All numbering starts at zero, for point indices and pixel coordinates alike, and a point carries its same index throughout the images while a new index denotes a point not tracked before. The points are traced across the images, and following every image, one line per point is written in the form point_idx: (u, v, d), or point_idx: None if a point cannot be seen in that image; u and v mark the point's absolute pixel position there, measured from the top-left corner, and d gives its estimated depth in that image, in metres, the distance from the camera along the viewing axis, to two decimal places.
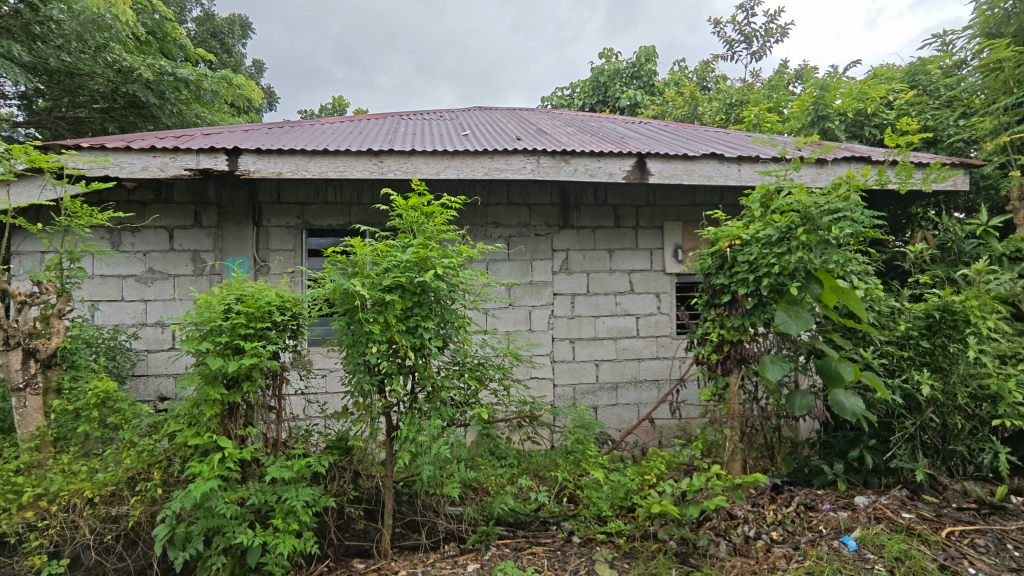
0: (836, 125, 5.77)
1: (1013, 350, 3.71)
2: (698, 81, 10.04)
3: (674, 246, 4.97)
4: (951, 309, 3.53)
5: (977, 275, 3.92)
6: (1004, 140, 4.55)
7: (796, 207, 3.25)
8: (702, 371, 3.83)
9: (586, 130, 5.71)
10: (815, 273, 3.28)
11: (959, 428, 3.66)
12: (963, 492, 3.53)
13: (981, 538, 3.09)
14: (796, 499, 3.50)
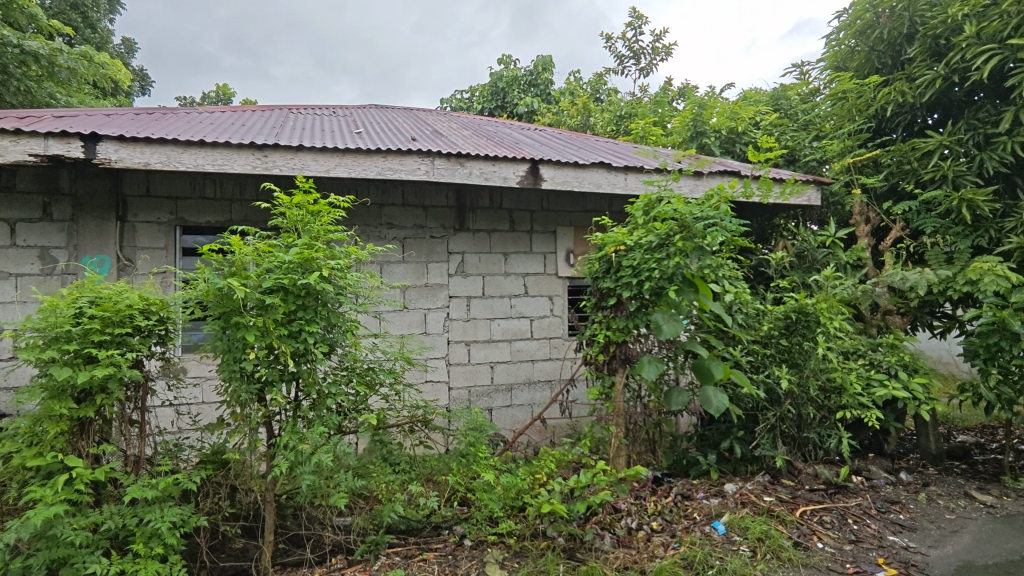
0: (711, 141, 6.26)
1: (854, 347, 4.19)
2: (591, 92, 10.48)
3: (567, 250, 5.14)
4: (804, 311, 3.94)
5: (826, 281, 4.41)
6: (848, 161, 5.16)
7: (674, 216, 3.48)
8: (590, 371, 3.99)
9: (482, 134, 5.75)
10: (691, 278, 3.50)
11: (812, 417, 4.08)
12: (814, 475, 3.94)
13: (827, 515, 3.45)
14: (674, 489, 3.74)
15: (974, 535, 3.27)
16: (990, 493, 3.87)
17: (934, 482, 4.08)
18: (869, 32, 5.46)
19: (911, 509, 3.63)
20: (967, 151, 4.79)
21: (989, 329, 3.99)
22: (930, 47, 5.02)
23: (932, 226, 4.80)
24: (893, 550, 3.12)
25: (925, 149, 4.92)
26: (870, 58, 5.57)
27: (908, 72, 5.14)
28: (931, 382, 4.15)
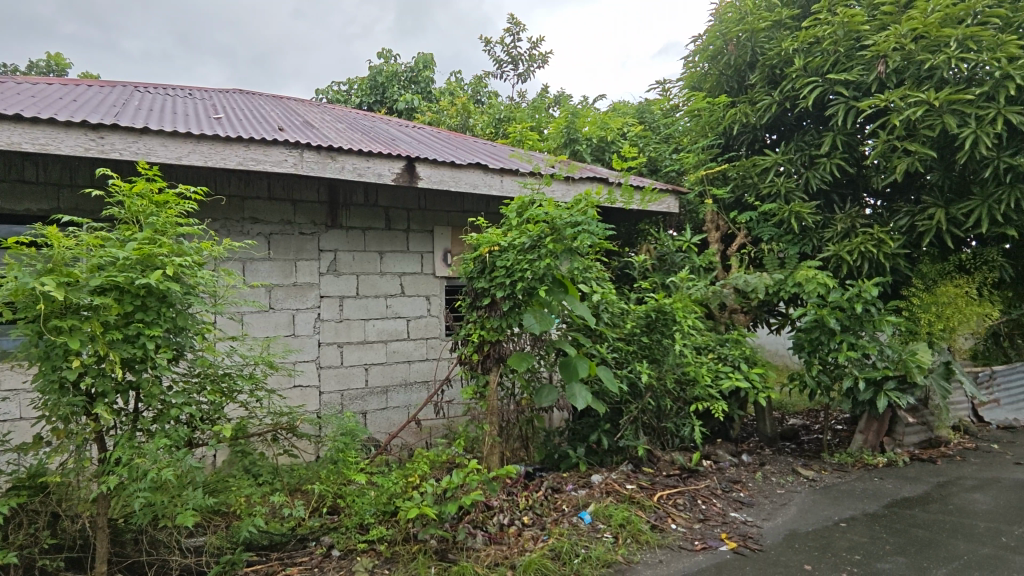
0: (583, 148, 6.56)
1: (706, 342, 4.59)
2: (472, 94, 10.54)
3: (444, 250, 5.11)
4: (663, 310, 4.26)
5: (681, 282, 4.80)
6: (702, 173, 5.66)
7: (545, 218, 3.60)
8: (465, 371, 4.01)
9: (357, 128, 5.55)
10: (560, 279, 3.65)
11: (669, 408, 4.41)
12: (671, 461, 4.26)
13: (681, 498, 3.75)
14: (545, 483, 3.86)
15: (799, 506, 3.71)
16: (812, 469, 4.43)
17: (769, 461, 4.59)
18: (719, 58, 6.04)
19: (750, 487, 4.05)
20: (797, 169, 5.45)
21: (812, 325, 4.57)
22: (768, 75, 5.65)
23: (768, 234, 5.40)
24: (734, 525, 3.45)
25: (764, 165, 5.53)
26: (720, 80, 6.15)
27: (751, 96, 5.75)
28: (767, 372, 4.67)
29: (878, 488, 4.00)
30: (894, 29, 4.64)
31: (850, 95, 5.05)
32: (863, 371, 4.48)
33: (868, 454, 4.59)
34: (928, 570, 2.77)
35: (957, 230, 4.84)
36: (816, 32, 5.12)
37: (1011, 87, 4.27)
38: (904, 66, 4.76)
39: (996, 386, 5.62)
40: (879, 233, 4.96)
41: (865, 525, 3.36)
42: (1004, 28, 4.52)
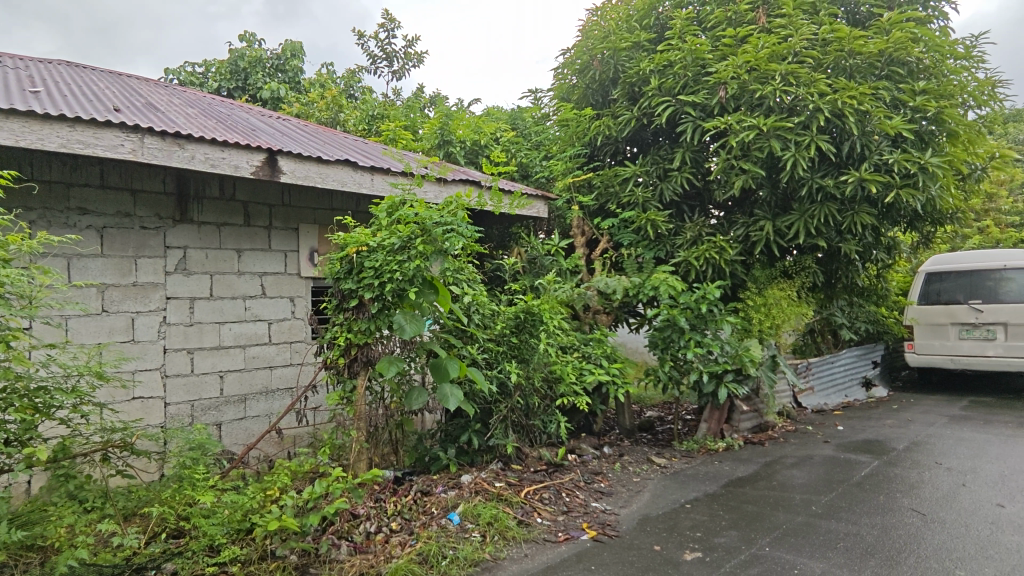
0: (457, 150, 6.58)
1: (572, 342, 4.82)
2: (344, 88, 10.16)
3: (310, 250, 4.87)
4: (531, 311, 4.41)
5: (549, 285, 4.99)
6: (569, 180, 5.93)
7: (415, 219, 3.58)
8: (330, 376, 3.86)
9: (210, 114, 5.11)
10: (430, 281, 3.60)
11: (537, 406, 4.56)
12: (538, 457, 4.42)
13: (546, 492, 3.89)
14: (414, 487, 3.82)
15: (652, 492, 4.02)
16: (664, 457, 4.82)
17: (627, 452, 4.93)
18: (585, 72, 6.43)
19: (609, 477, 4.32)
20: (653, 180, 5.91)
21: (665, 325, 4.98)
22: (628, 91, 6.09)
23: (628, 240, 5.80)
24: (594, 515, 3.65)
25: (625, 176, 5.94)
26: (586, 94, 6.53)
27: (613, 111, 6.15)
28: (626, 369, 5.00)
29: (718, 471, 4.45)
30: (732, 60, 5.19)
31: (697, 115, 5.57)
32: (706, 365, 4.96)
33: (711, 440, 5.09)
34: (755, 540, 3.13)
35: (781, 240, 5.54)
36: (669, 56, 5.60)
37: (821, 119, 4.97)
38: (740, 93, 5.33)
39: (811, 375, 6.49)
40: (720, 241, 5.54)
41: (706, 505, 3.72)
42: (816, 67, 5.21)
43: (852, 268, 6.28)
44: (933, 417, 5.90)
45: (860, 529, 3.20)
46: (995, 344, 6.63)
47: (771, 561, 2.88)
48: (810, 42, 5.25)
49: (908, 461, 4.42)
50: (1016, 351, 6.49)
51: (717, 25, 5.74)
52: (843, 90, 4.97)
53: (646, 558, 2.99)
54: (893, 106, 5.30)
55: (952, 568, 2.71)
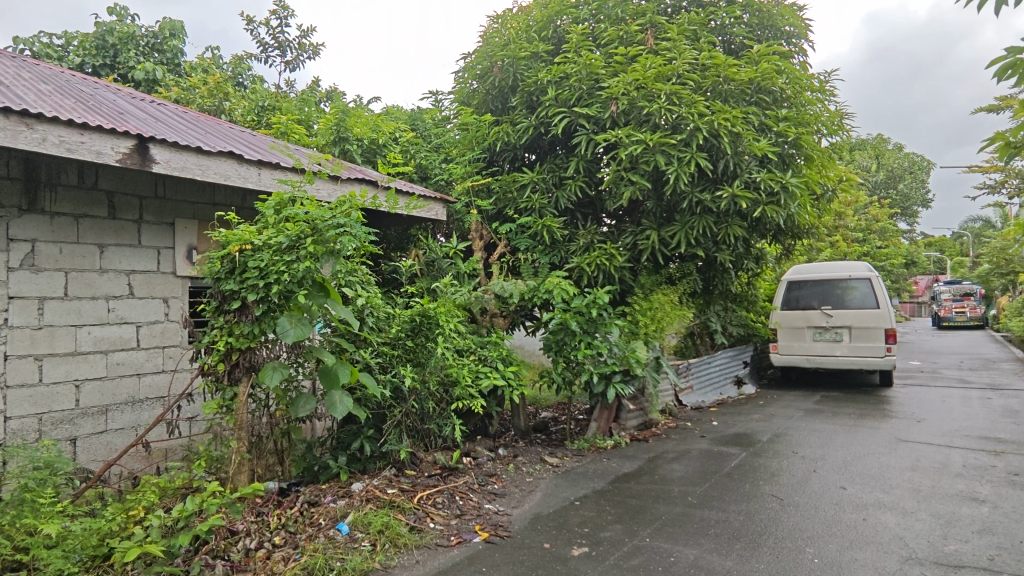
0: (354, 148, 6.36)
1: (468, 344, 4.82)
2: (231, 75, 9.52)
3: (187, 246, 4.50)
4: (427, 314, 4.32)
5: (445, 288, 4.98)
6: (468, 184, 5.96)
7: (304, 218, 3.43)
8: (207, 384, 3.58)
9: (68, 93, 4.57)
10: (320, 283, 3.47)
11: (432, 409, 4.52)
12: (433, 462, 4.39)
13: (440, 496, 3.87)
14: (300, 498, 3.65)
15: (543, 491, 4.12)
16: (557, 456, 4.96)
17: (521, 453, 5.02)
18: (486, 78, 6.53)
19: (503, 478, 4.37)
20: (548, 187, 6.10)
21: (558, 328, 5.15)
22: (527, 100, 6.25)
23: (524, 245, 5.95)
24: (487, 516, 3.67)
25: (522, 182, 6.09)
26: (486, 99, 6.64)
27: (512, 118, 6.30)
28: (521, 371, 5.08)
29: (605, 468, 4.65)
30: (622, 77, 5.48)
31: (591, 128, 5.82)
32: (597, 366, 5.18)
33: (600, 438, 5.31)
34: (637, 533, 3.31)
35: (665, 249, 5.93)
36: (565, 69, 5.80)
37: (700, 138, 5.37)
38: (630, 108, 5.63)
39: (691, 374, 6.98)
40: (610, 249, 5.82)
41: (593, 501, 3.88)
42: (696, 89, 5.63)
43: (726, 276, 6.84)
44: (792, 410, 6.57)
45: (728, 516, 3.49)
46: (842, 345, 7.54)
47: (651, 551, 3.05)
48: (691, 66, 5.66)
49: (770, 451, 4.88)
50: (859, 350, 7.44)
51: (609, 42, 6.04)
52: (718, 113, 5.41)
53: (536, 557, 3.06)
54: (761, 130, 5.84)
55: (803, 546, 3.03)
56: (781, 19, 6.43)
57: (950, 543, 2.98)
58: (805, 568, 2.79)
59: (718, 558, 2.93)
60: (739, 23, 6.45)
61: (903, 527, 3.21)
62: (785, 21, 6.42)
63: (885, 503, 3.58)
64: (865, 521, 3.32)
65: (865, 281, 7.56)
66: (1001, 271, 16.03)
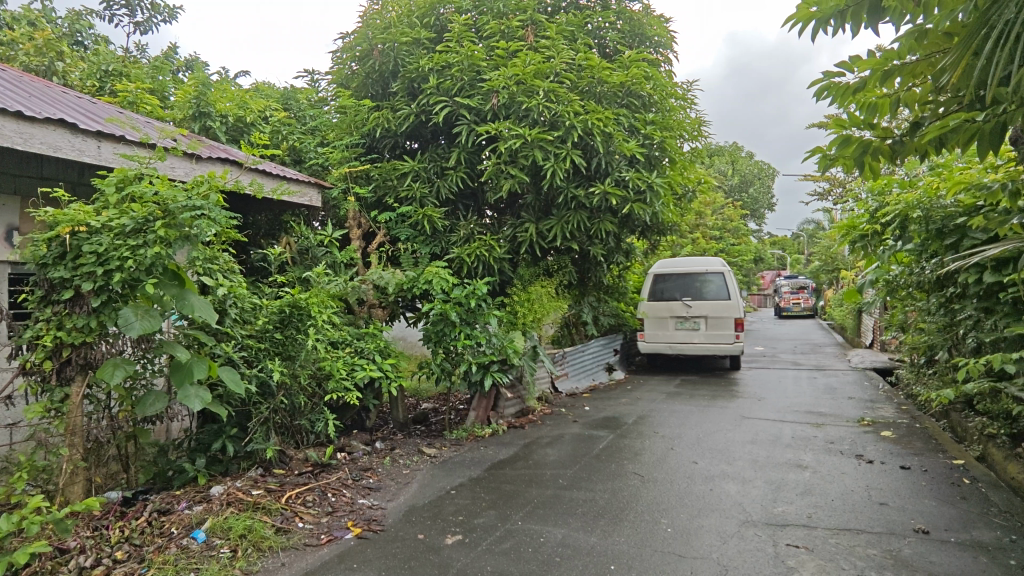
0: (217, 125, 5.82)
1: (344, 336, 4.62)
2: (66, 31, 8.34)
3: (7, 228, 3.90)
4: (297, 306, 4.13)
5: (318, 277, 4.74)
6: (345, 169, 5.72)
7: (152, 198, 3.09)
8: (31, 384, 3.13)
9: None
10: (171, 269, 3.16)
11: (303, 405, 4.29)
12: (304, 459, 4.20)
13: (310, 494, 3.71)
14: (149, 507, 3.32)
15: (419, 482, 4.10)
16: (434, 447, 4.95)
17: (398, 445, 4.96)
18: (366, 60, 6.32)
19: (378, 472, 4.29)
20: (429, 177, 6.04)
21: (438, 319, 5.13)
22: (408, 87, 6.13)
23: (404, 234, 5.85)
24: (360, 511, 3.57)
25: (402, 170, 5.96)
26: (365, 83, 6.43)
27: (392, 104, 6.15)
28: (399, 363, 5.00)
29: (482, 456, 4.73)
30: (503, 71, 5.54)
31: (472, 119, 5.84)
32: (475, 356, 5.21)
33: (479, 427, 5.38)
34: (510, 517, 3.40)
35: (543, 242, 6.12)
36: (447, 58, 5.76)
37: (575, 135, 5.58)
38: (509, 102, 5.72)
39: (566, 362, 7.29)
40: (490, 240, 5.89)
41: (469, 489, 3.93)
42: (573, 88, 5.84)
43: (599, 269, 7.21)
44: (655, 394, 7.12)
45: (595, 495, 3.70)
46: (699, 333, 8.27)
47: (522, 534, 3.16)
48: (569, 66, 5.85)
49: (634, 432, 5.25)
50: (713, 337, 8.21)
51: (491, 35, 6.10)
52: (592, 112, 5.65)
53: (409, 548, 3.04)
54: (631, 131, 6.20)
55: (658, 518, 3.30)
56: (650, 29, 6.85)
57: (778, 505, 3.40)
58: (659, 537, 3.04)
59: (584, 535, 3.10)
60: (613, 28, 6.79)
61: (742, 494, 3.60)
62: (653, 31, 6.86)
63: (728, 473, 4.00)
64: (711, 491, 3.68)
65: (719, 275, 8.35)
66: (827, 267, 18.46)
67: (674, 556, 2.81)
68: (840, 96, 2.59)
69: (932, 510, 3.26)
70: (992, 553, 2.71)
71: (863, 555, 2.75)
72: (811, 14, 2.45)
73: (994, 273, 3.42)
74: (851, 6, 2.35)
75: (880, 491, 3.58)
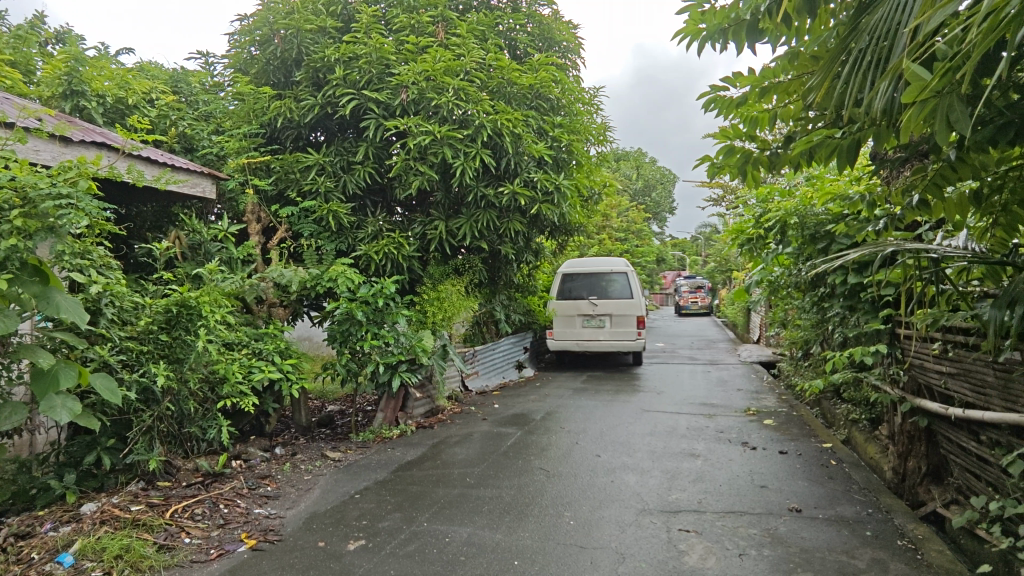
0: (92, 105, 5.24)
1: (239, 337, 4.33)
2: None
3: None
4: (186, 304, 3.81)
5: (209, 274, 4.39)
6: (242, 161, 5.37)
7: (9, 184, 2.76)
8: None
9: None
10: (32, 264, 2.81)
11: (193, 411, 4.00)
12: (193, 469, 3.92)
13: (199, 507, 3.46)
14: (6, 531, 2.96)
15: (321, 488, 3.94)
16: (339, 450, 4.78)
17: (300, 450, 4.74)
18: (266, 46, 6.01)
19: (277, 479, 4.08)
20: (335, 171, 5.83)
21: (343, 318, 4.96)
22: (312, 76, 5.88)
23: (308, 230, 5.58)
24: (255, 522, 3.37)
25: (306, 163, 5.70)
26: (266, 70, 6.11)
27: (295, 94, 5.88)
28: (301, 364, 4.77)
29: (388, 458, 4.63)
30: (412, 66, 5.46)
31: (380, 113, 5.71)
32: (382, 356, 5.07)
33: (386, 429, 5.27)
34: (415, 519, 3.36)
35: (452, 240, 6.08)
36: (354, 49, 5.59)
37: (484, 135, 5.60)
38: (419, 98, 5.64)
39: (477, 360, 7.30)
40: (398, 237, 5.78)
41: (375, 493, 3.84)
42: (483, 87, 5.86)
43: (509, 267, 7.28)
44: (563, 390, 7.31)
45: (502, 492, 3.73)
46: (605, 330, 8.58)
47: (426, 535, 3.12)
48: (478, 65, 5.86)
49: (542, 428, 5.35)
50: (618, 335, 8.55)
51: (401, 28, 5.99)
52: (502, 113, 5.70)
53: (308, 557, 2.92)
54: (540, 133, 6.31)
55: (562, 511, 3.38)
56: (559, 34, 7.03)
57: (673, 493, 3.59)
58: (562, 530, 3.12)
59: (489, 533, 3.12)
60: (523, 30, 6.89)
61: (640, 484, 3.78)
62: (562, 36, 7.03)
63: (629, 465, 4.17)
64: (612, 482, 3.83)
65: (623, 276, 8.74)
66: (721, 268, 19.76)
67: (576, 548, 2.89)
68: (725, 108, 2.82)
69: (805, 490, 3.58)
70: (852, 527, 3.02)
71: (744, 535, 2.97)
72: (697, 31, 2.64)
73: (857, 274, 3.80)
74: (732, 25, 2.54)
75: (761, 475, 3.89)
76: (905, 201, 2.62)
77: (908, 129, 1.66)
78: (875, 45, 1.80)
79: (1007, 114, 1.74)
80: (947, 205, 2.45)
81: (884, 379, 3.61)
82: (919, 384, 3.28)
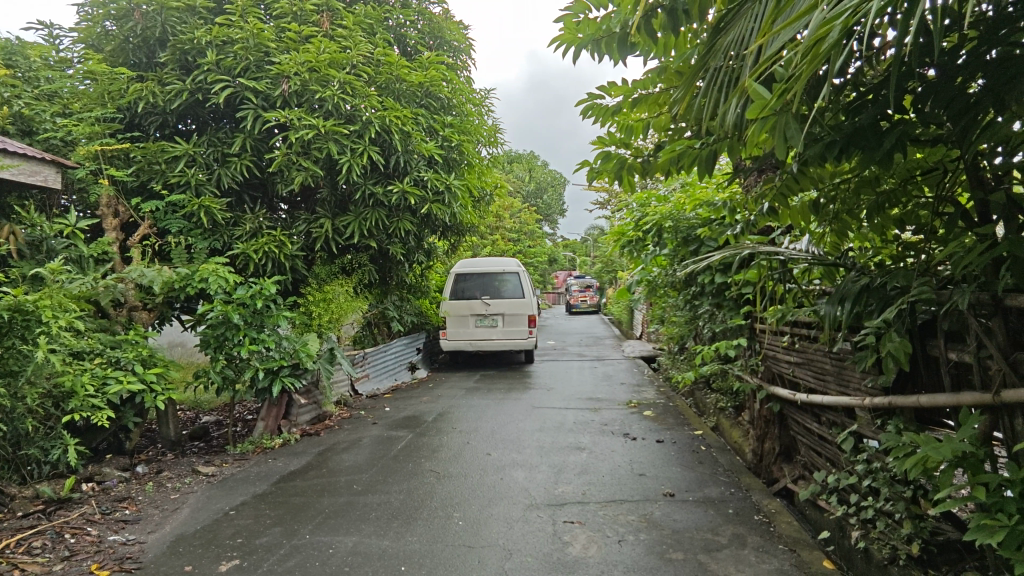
0: None
1: (90, 345, 3.87)
2: None
3: None
4: (22, 309, 3.32)
5: (51, 275, 3.83)
6: (95, 147, 4.73)
7: None
8: None
9: None
10: None
11: (31, 431, 3.52)
12: (32, 497, 3.45)
13: (38, 539, 3.06)
14: None
15: (191, 506, 3.63)
16: (213, 464, 4.44)
17: (167, 467, 4.34)
18: (124, 21, 5.45)
19: (138, 501, 3.69)
20: (207, 163, 5.40)
21: (217, 322, 4.57)
22: (179, 59, 5.42)
23: (176, 227, 5.11)
24: (109, 551, 3.02)
25: (172, 153, 5.21)
26: (124, 48, 5.54)
27: (159, 76, 5.37)
28: (168, 373, 4.29)
29: (269, 469, 4.36)
30: (292, 55, 5.17)
31: (258, 104, 5.35)
32: (262, 362, 4.77)
33: (267, 438, 4.96)
34: (296, 532, 3.19)
35: (339, 239, 5.88)
36: (227, 33, 5.22)
37: (372, 131, 5.45)
38: (302, 90, 5.37)
39: (367, 363, 7.06)
40: (280, 236, 5.47)
41: (252, 507, 3.60)
42: (370, 82, 5.70)
43: (400, 267, 7.16)
44: (455, 390, 7.30)
45: (389, 497, 3.65)
46: (497, 330, 8.68)
47: (309, 548, 2.98)
48: (365, 59, 5.68)
49: (433, 430, 5.31)
50: (510, 333, 8.69)
51: (282, 15, 5.70)
52: (390, 109, 5.57)
53: None
54: (430, 132, 6.26)
55: (451, 512, 3.37)
56: (449, 33, 7.03)
57: (559, 486, 3.71)
58: (451, 531, 3.11)
59: (375, 540, 3.03)
60: (413, 26, 6.81)
61: (529, 479, 3.86)
62: (452, 36, 7.06)
63: (517, 462, 4.25)
64: (501, 480, 3.88)
65: (514, 275, 8.92)
66: (607, 269, 20.80)
67: (464, 549, 2.89)
68: (601, 116, 2.95)
69: (677, 475, 3.85)
70: (717, 506, 3.29)
71: (623, 522, 3.13)
72: (572, 39, 2.73)
73: (722, 274, 4.14)
74: (605, 36, 2.67)
75: (640, 464, 4.13)
76: (759, 207, 2.90)
77: (755, 141, 1.83)
78: (728, 63, 1.97)
79: (834, 133, 1.97)
80: (792, 213, 2.75)
81: (745, 370, 3.95)
82: (773, 373, 3.65)
